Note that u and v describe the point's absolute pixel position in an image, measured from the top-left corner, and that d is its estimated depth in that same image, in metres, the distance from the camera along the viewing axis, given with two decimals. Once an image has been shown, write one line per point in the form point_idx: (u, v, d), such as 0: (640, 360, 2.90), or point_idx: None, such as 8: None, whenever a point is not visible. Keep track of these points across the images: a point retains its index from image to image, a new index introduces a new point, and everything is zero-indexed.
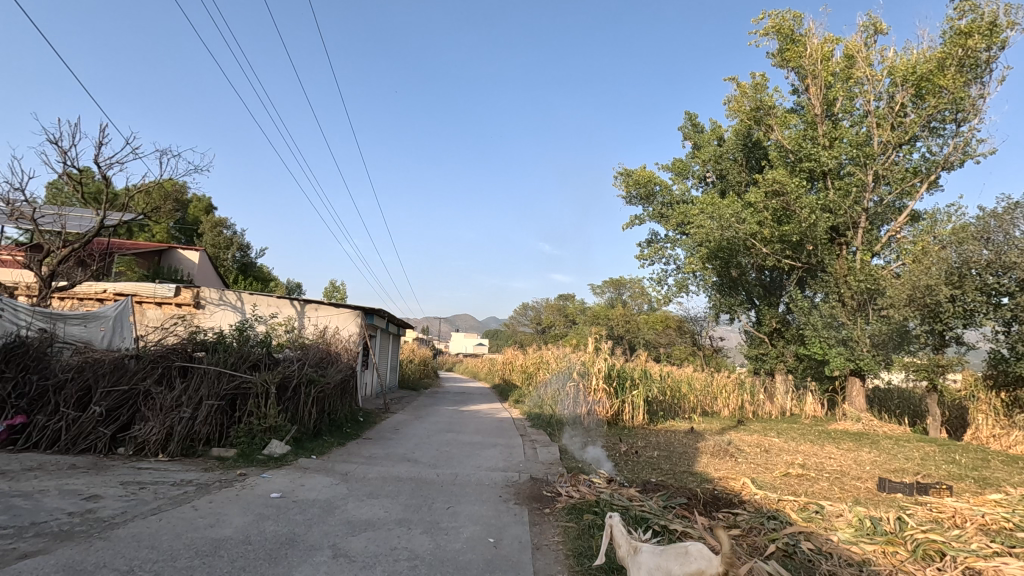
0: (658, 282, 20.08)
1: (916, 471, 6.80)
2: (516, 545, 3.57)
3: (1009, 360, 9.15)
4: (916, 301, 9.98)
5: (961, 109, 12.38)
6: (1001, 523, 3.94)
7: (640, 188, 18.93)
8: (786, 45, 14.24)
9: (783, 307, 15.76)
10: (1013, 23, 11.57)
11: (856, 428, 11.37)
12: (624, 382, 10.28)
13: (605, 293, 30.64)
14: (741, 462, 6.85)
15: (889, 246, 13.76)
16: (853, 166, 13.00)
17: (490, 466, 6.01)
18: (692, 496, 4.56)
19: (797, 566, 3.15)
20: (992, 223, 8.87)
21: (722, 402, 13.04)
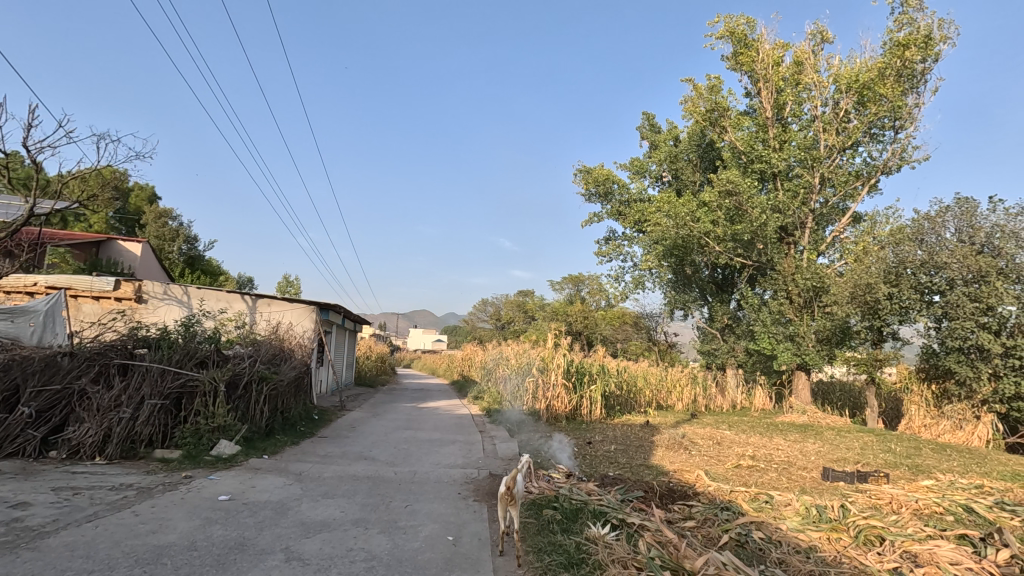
0: (615, 279, 20.43)
1: (856, 460, 7.16)
2: (475, 543, 3.55)
3: (939, 355, 9.68)
4: (857, 299, 10.46)
5: (899, 117, 13.13)
6: (932, 507, 4.19)
7: (599, 186, 19.20)
8: (739, 49, 14.64)
9: (734, 303, 16.34)
10: (946, 36, 12.28)
11: (802, 420, 11.88)
12: (582, 376, 10.42)
13: (563, 289, 30.91)
14: (695, 454, 7.04)
15: (834, 246, 14.41)
16: (801, 168, 13.56)
17: (449, 463, 5.96)
18: (649, 489, 4.65)
19: (749, 555, 3.24)
20: (925, 225, 9.43)
21: (676, 396, 13.37)
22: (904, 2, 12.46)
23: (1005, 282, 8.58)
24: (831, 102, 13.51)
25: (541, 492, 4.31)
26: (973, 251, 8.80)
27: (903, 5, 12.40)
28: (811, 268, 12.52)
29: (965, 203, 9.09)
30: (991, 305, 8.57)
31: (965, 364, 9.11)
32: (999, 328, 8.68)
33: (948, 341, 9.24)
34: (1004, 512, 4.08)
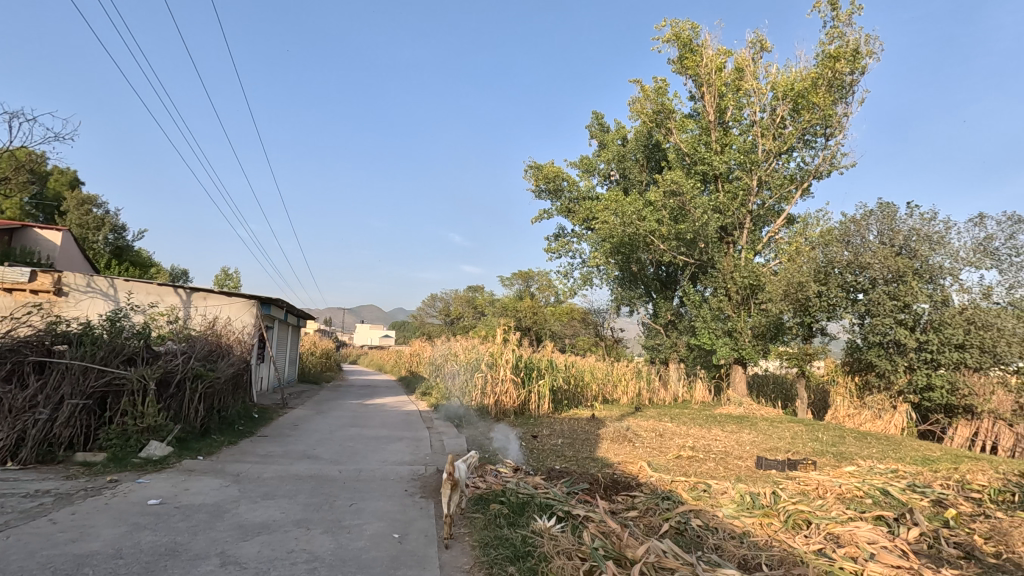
0: (564, 275, 20.72)
1: (787, 448, 7.58)
2: (421, 540, 3.52)
3: (862, 348, 10.37)
4: (790, 296, 11.04)
5: (829, 125, 13.95)
6: (854, 491, 4.49)
7: (549, 183, 19.39)
8: (684, 53, 15.08)
9: (677, 300, 16.92)
10: (872, 50, 13.10)
11: (738, 412, 12.46)
12: (530, 372, 10.51)
13: (513, 284, 31.03)
14: (638, 446, 7.25)
15: (769, 246, 15.15)
16: (740, 171, 14.16)
17: (396, 459, 5.89)
18: (594, 481, 4.75)
19: (688, 541, 3.38)
20: (851, 228, 10.05)
21: (622, 389, 13.73)
22: (835, 16, 13.19)
23: (920, 281, 9.27)
24: (768, 109, 14.14)
25: (486, 487, 4.34)
26: (892, 252, 9.47)
27: (835, 19, 13.13)
28: (748, 266, 13.10)
29: (886, 207, 9.75)
30: (907, 302, 9.26)
31: (884, 358, 9.79)
32: (914, 324, 9.43)
33: (870, 336, 9.91)
34: (916, 493, 4.42)
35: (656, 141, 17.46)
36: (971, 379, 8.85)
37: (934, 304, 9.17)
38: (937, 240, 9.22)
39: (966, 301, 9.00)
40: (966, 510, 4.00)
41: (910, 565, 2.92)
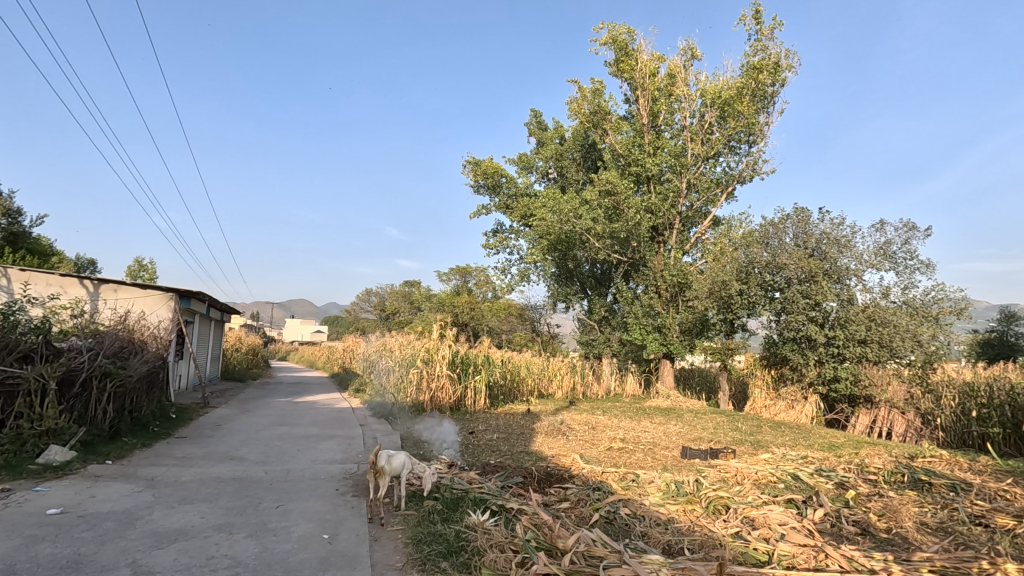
0: (502, 271, 20.82)
1: (710, 438, 8.00)
2: (352, 539, 3.44)
3: (777, 343, 11.09)
4: (714, 294, 11.64)
5: (752, 133, 14.80)
6: (768, 477, 4.81)
7: (487, 178, 19.40)
8: (620, 56, 15.47)
9: (611, 297, 17.42)
10: (791, 64, 13.99)
11: (666, 404, 13.01)
12: (466, 367, 10.49)
13: (451, 280, 30.81)
14: (571, 439, 7.42)
15: (696, 246, 15.89)
16: (671, 173, 14.75)
17: (327, 458, 5.71)
18: (528, 475, 4.81)
19: (617, 530, 3.50)
20: (770, 230, 10.71)
21: (557, 384, 13.99)
22: (759, 30, 13.97)
23: (829, 281, 10.02)
24: (698, 115, 14.79)
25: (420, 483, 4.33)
26: (805, 254, 10.17)
27: (758, 33, 13.91)
28: (677, 266, 13.67)
29: (801, 212, 10.45)
30: (818, 301, 9.97)
31: (796, 352, 10.53)
32: (823, 320, 10.14)
33: (785, 332, 10.62)
34: (821, 477, 4.80)
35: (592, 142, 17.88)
36: (871, 371, 9.72)
37: (841, 302, 9.94)
38: (844, 244, 10.00)
39: (868, 300, 9.83)
40: (864, 491, 4.39)
41: (815, 542, 3.17)
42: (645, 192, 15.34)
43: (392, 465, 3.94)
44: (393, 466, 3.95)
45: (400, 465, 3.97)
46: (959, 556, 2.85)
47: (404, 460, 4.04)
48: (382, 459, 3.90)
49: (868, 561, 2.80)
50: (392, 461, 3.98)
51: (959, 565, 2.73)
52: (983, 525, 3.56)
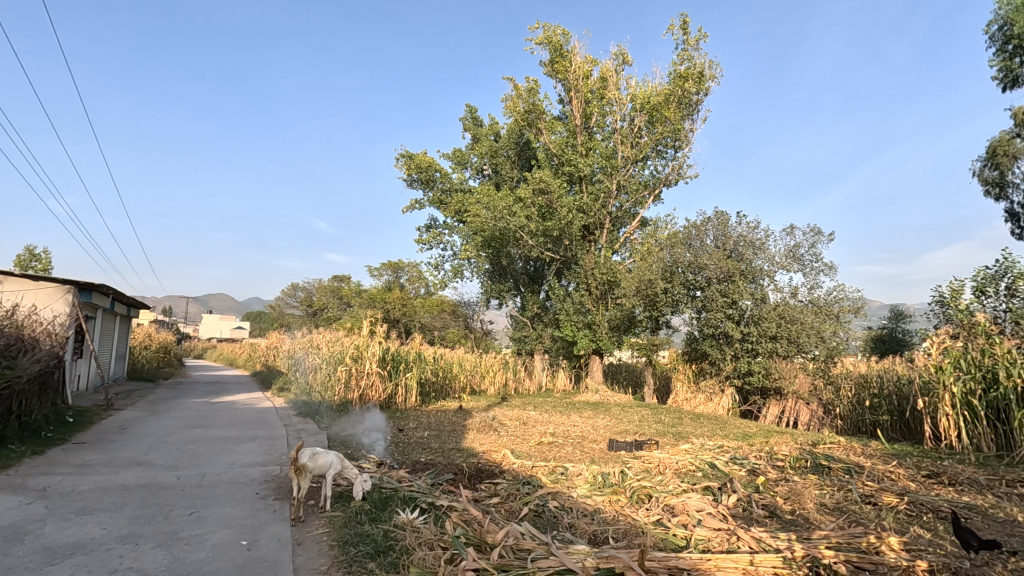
0: (435, 267, 20.62)
1: (636, 431, 8.31)
2: (273, 544, 3.30)
3: (698, 339, 11.69)
4: (641, 292, 12.12)
5: (678, 139, 15.50)
6: (688, 466, 5.06)
7: (421, 173, 19.13)
8: (555, 57, 15.69)
9: (543, 294, 17.70)
10: (714, 74, 14.75)
11: (595, 398, 13.39)
12: (397, 364, 10.30)
13: (382, 275, 30.14)
14: (503, 435, 7.47)
15: (625, 245, 16.45)
16: (602, 175, 15.15)
17: (247, 461, 5.43)
18: (459, 472, 4.80)
19: (545, 523, 3.56)
20: (693, 232, 11.26)
21: (489, 380, 14.05)
22: (686, 40, 14.62)
23: (745, 281, 10.65)
24: (628, 118, 15.28)
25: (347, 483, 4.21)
26: (724, 255, 10.76)
27: (685, 43, 14.55)
28: (607, 264, 14.10)
29: (721, 215, 11.06)
30: (734, 300, 10.58)
31: (715, 347, 11.14)
32: (739, 318, 10.75)
33: (705, 329, 11.20)
34: (735, 465, 5.12)
35: (526, 140, 18.07)
36: (780, 365, 10.47)
37: (755, 301, 10.61)
38: (758, 246, 10.67)
39: (779, 298, 10.55)
40: (772, 477, 4.73)
41: (728, 525, 3.37)
42: (577, 192, 15.63)
43: (316, 463, 3.84)
44: (315, 463, 3.84)
45: (324, 464, 3.87)
46: (851, 532, 3.13)
47: (331, 459, 3.94)
48: (303, 456, 3.81)
49: (774, 541, 3.02)
50: (316, 459, 3.88)
51: (851, 540, 3.00)
52: (872, 503, 3.94)
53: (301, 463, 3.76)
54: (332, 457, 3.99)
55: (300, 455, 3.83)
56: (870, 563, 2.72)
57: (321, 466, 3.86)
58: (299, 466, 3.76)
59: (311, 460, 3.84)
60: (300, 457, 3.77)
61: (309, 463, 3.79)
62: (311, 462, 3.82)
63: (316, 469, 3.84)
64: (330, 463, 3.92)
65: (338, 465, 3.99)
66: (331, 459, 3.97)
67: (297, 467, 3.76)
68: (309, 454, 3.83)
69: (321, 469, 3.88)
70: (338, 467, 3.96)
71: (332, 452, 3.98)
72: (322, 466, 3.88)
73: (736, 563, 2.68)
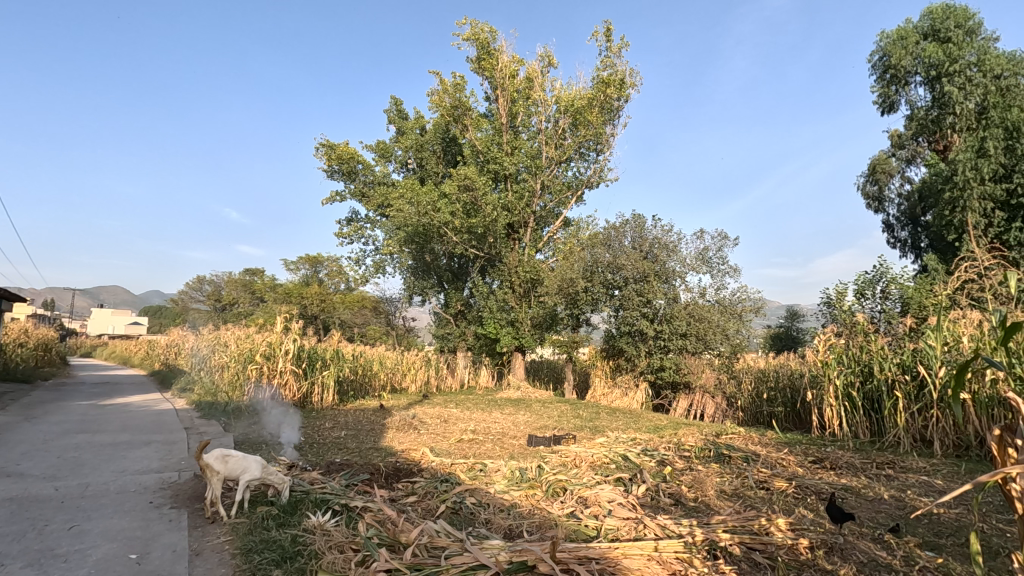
0: (356, 262, 20.02)
1: (555, 426, 8.51)
2: (167, 556, 3.06)
3: (615, 336, 12.13)
4: (563, 290, 12.42)
5: (600, 142, 16.01)
6: (602, 459, 5.24)
7: (342, 164, 18.47)
8: (482, 54, 15.67)
9: (467, 291, 17.66)
10: (634, 82, 15.36)
11: (517, 395, 13.54)
12: (313, 362, 9.89)
13: (299, 269, 28.79)
14: (423, 433, 7.39)
15: (548, 245, 16.77)
16: (527, 174, 15.33)
17: (140, 468, 5.00)
18: (375, 471, 4.69)
19: (462, 519, 3.56)
20: (612, 233, 11.68)
21: (410, 378, 13.89)
22: (608, 47, 15.11)
23: (659, 281, 11.17)
24: (553, 120, 15.55)
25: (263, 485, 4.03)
26: (641, 257, 11.23)
27: (607, 50, 15.03)
28: (530, 262, 14.33)
29: (638, 218, 11.54)
30: (650, 299, 11.08)
31: (631, 344, 11.59)
32: (653, 316, 11.27)
33: (622, 327, 11.61)
34: (646, 456, 5.37)
35: (452, 136, 17.97)
36: (689, 361, 11.10)
37: (668, 300, 11.16)
38: (671, 248, 11.22)
39: (689, 298, 11.17)
40: (679, 466, 5.01)
41: (636, 514, 3.53)
42: (502, 190, 15.70)
43: (226, 465, 3.66)
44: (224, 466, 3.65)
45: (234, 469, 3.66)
46: (745, 515, 3.38)
47: (245, 464, 3.69)
48: (212, 457, 3.65)
49: (677, 527, 3.19)
50: (228, 462, 3.68)
51: (745, 523, 3.23)
52: (765, 488, 4.27)
53: (208, 463, 3.62)
54: (250, 462, 3.75)
55: (212, 455, 3.68)
56: (760, 543, 2.95)
57: (230, 470, 3.65)
58: (205, 466, 3.62)
59: (222, 462, 3.67)
60: (207, 456, 3.63)
61: (214, 465, 3.62)
62: (222, 465, 3.64)
63: (226, 472, 3.65)
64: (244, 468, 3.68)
65: (255, 471, 3.74)
66: (249, 462, 3.74)
67: (204, 465, 3.63)
68: (218, 456, 3.65)
69: (233, 473, 3.66)
70: (252, 474, 3.69)
71: (250, 457, 3.74)
72: (234, 470, 3.66)
73: (642, 550, 2.81)
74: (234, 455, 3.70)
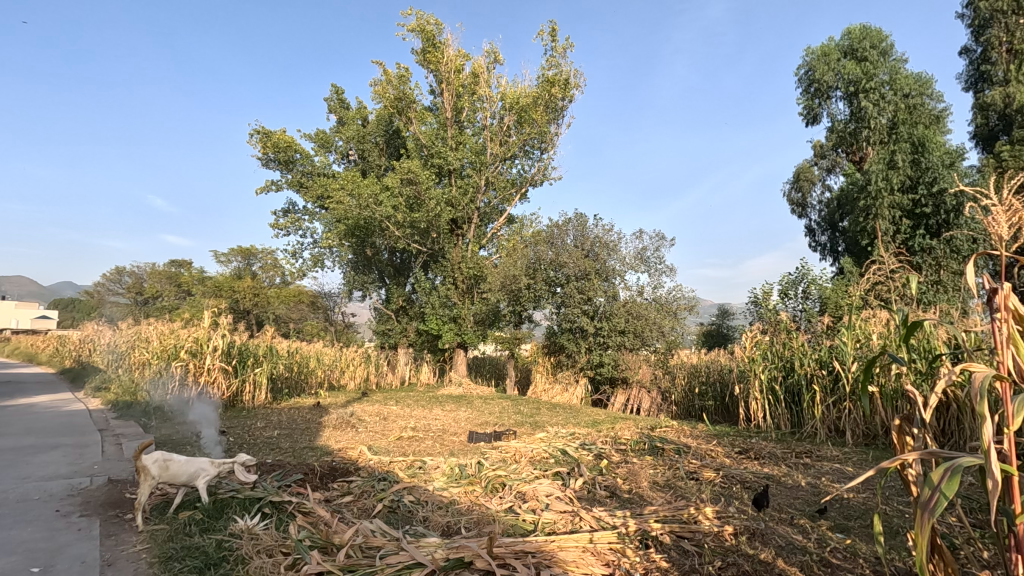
0: (292, 255, 19.31)
1: (496, 422, 8.55)
2: (76, 568, 2.85)
3: (556, 333, 12.31)
4: (506, 287, 12.49)
5: (544, 141, 16.19)
6: (542, 454, 5.31)
7: (278, 152, 17.73)
8: (427, 47, 15.47)
9: (409, 286, 17.41)
10: (578, 83, 15.62)
11: (458, 391, 13.50)
12: (245, 358, 9.46)
13: (231, 262, 27.39)
14: (361, 431, 7.23)
15: (492, 241, 16.79)
16: (471, 169, 15.25)
17: (46, 474, 4.60)
18: (309, 471, 4.54)
19: (399, 518, 3.51)
20: (555, 231, 11.81)
21: (349, 375, 13.57)
22: (553, 47, 15.28)
23: (599, 279, 11.42)
24: (498, 116, 15.56)
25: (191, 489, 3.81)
26: (582, 255, 11.45)
27: (553, 50, 15.20)
28: (474, 258, 14.33)
29: (580, 217, 11.73)
30: (591, 296, 11.31)
31: (572, 341, 11.79)
32: (594, 314, 11.51)
33: (564, 324, 11.79)
34: (584, 450, 5.49)
35: (396, 128, 17.67)
36: (627, 357, 11.43)
37: (607, 298, 11.43)
38: (612, 247, 11.49)
39: (628, 296, 11.49)
40: (615, 459, 5.15)
41: (573, 507, 3.60)
42: (446, 185, 15.55)
43: (167, 471, 3.45)
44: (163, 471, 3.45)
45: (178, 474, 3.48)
46: (675, 505, 3.52)
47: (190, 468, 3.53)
48: (150, 461, 3.43)
49: (612, 519, 3.29)
50: (169, 467, 3.47)
51: (675, 513, 3.37)
52: (695, 478, 4.46)
53: (144, 468, 3.40)
54: (198, 463, 3.58)
55: (151, 458, 3.45)
56: (688, 531, 3.08)
57: (173, 476, 3.47)
58: (141, 470, 3.40)
59: (161, 466, 3.45)
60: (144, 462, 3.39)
61: (150, 470, 3.41)
62: (160, 471, 3.43)
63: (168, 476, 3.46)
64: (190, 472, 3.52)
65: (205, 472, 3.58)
66: (197, 463, 3.57)
67: (139, 470, 3.40)
68: (155, 461, 3.44)
69: (177, 478, 3.50)
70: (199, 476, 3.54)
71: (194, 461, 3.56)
72: (178, 475, 3.49)
73: (577, 542, 2.88)
74: (178, 459, 3.51)
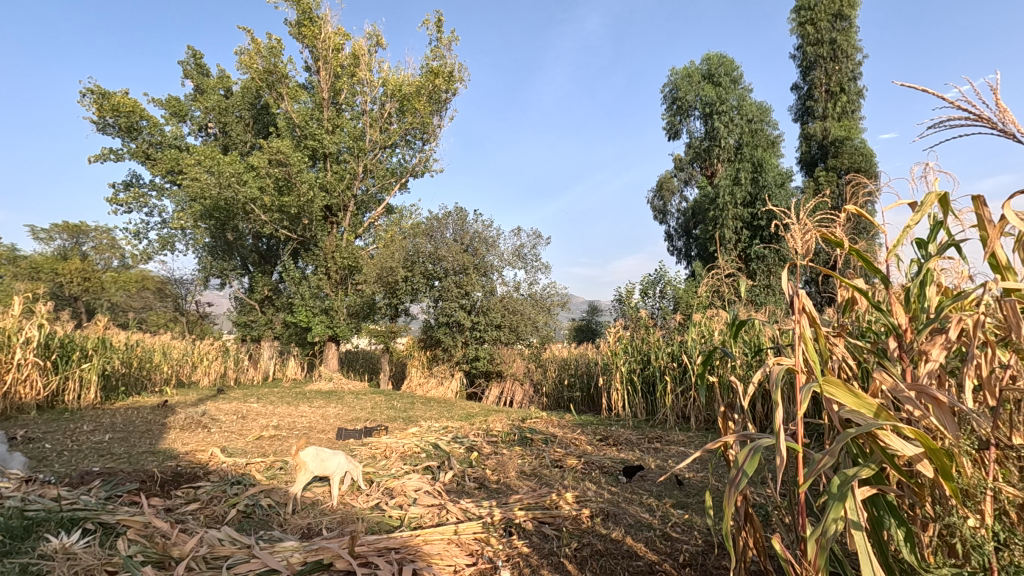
0: (134, 235, 17.08)
1: (367, 418, 8.29)
2: None
3: (432, 327, 12.21)
4: (382, 279, 12.19)
5: (426, 132, 16.05)
6: (413, 449, 5.25)
7: (119, 117, 15.54)
8: (303, 20, 14.53)
9: (276, 275, 16.26)
10: (462, 77, 15.68)
11: (328, 387, 12.87)
12: (69, 353, 8.21)
13: (53, 239, 23.44)
14: (213, 432, 6.60)
15: (369, 230, 16.23)
16: (349, 155, 14.50)
17: None
18: (147, 478, 4.05)
19: (254, 523, 3.29)
20: (434, 224, 11.72)
21: (202, 370, 12.34)
22: (439, 38, 15.15)
23: (477, 274, 11.53)
24: (378, 102, 15.03)
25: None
26: (461, 249, 11.48)
27: (437, 41, 15.07)
28: (348, 248, 13.87)
29: (460, 211, 11.75)
30: (468, 291, 11.36)
31: (448, 335, 11.76)
32: (470, 309, 11.58)
33: (441, 317, 11.72)
34: (455, 443, 5.53)
35: (265, 104, 16.42)
36: (502, 351, 11.67)
37: (485, 293, 11.57)
38: (490, 243, 11.67)
39: (505, 291, 11.73)
40: (485, 451, 5.26)
41: (440, 500, 3.61)
42: (321, 169, 14.68)
43: (320, 465, 3.71)
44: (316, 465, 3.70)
45: (328, 468, 3.68)
46: (538, 493, 3.68)
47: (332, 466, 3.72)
48: (308, 454, 3.72)
49: (477, 509, 3.36)
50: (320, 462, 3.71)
51: (538, 500, 3.53)
52: (559, 466, 4.70)
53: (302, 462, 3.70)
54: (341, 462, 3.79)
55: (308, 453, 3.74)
56: (549, 517, 3.25)
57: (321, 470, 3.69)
58: (300, 464, 3.69)
59: (315, 460, 3.72)
60: (302, 455, 3.71)
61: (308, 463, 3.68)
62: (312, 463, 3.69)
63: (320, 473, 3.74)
64: (338, 466, 3.75)
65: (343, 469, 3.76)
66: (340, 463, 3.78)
67: (298, 464, 3.69)
68: (313, 455, 3.72)
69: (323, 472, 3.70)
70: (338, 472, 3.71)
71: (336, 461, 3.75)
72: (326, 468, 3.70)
73: (442, 535, 2.90)
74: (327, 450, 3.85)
